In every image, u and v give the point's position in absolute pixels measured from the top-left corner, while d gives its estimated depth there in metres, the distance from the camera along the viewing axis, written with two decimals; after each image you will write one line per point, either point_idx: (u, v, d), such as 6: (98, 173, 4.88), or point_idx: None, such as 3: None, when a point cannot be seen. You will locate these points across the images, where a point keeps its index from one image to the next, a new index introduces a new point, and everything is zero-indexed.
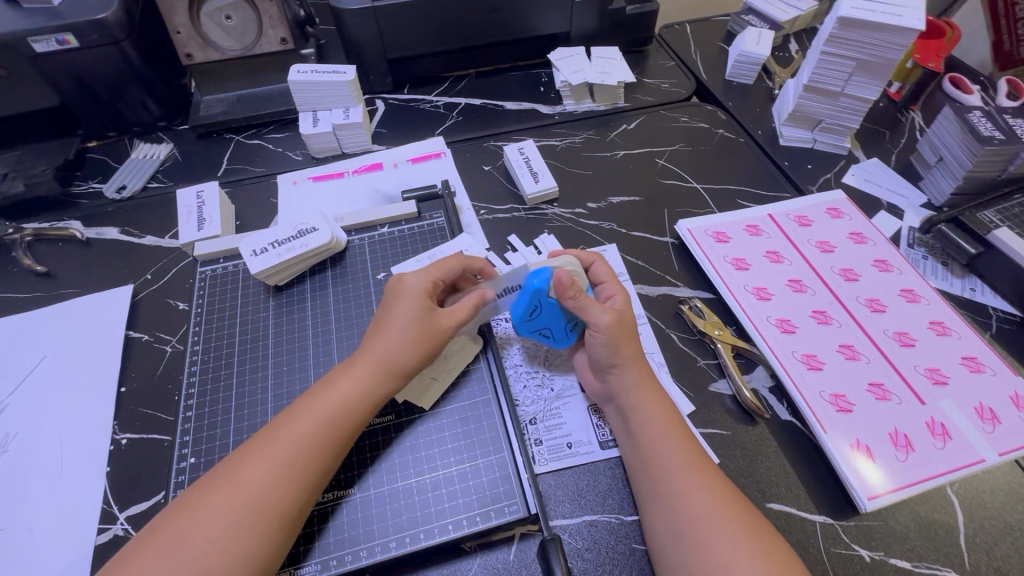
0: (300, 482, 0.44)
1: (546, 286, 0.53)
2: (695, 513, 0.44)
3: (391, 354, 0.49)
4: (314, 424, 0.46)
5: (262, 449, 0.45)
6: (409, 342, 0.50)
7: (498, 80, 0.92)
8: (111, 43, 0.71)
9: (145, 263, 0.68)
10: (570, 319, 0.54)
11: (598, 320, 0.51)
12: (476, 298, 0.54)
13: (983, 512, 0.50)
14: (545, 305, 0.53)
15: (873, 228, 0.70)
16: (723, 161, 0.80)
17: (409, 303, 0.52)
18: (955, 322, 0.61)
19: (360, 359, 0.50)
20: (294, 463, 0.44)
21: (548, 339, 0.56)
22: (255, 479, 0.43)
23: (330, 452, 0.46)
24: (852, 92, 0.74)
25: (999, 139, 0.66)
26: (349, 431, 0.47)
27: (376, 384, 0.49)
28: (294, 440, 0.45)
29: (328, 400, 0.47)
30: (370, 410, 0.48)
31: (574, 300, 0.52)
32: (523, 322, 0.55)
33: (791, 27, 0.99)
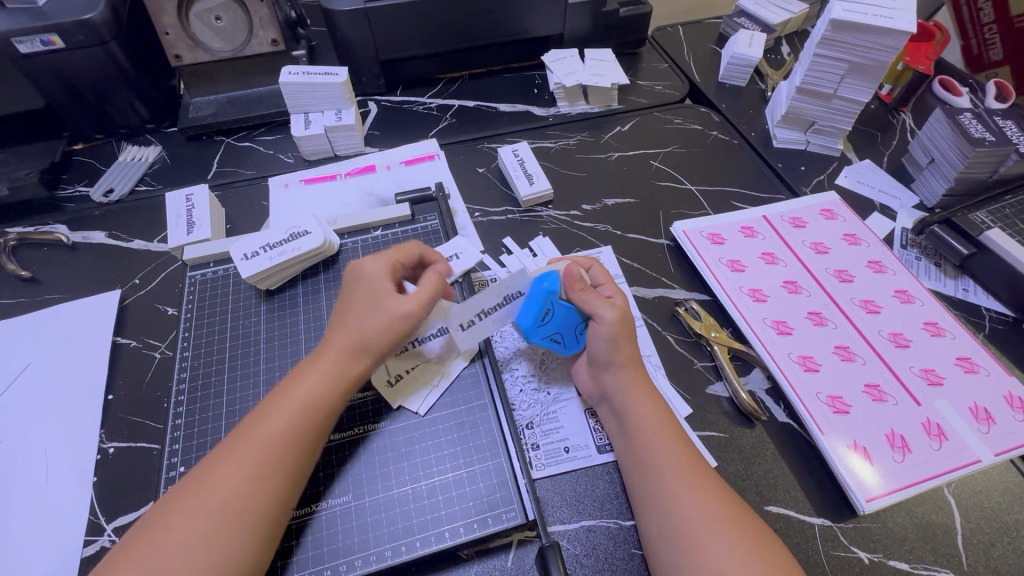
0: (274, 478, 0.43)
1: (558, 288, 0.53)
2: (694, 519, 0.43)
3: (357, 343, 0.49)
4: (283, 419, 0.45)
5: (234, 450, 0.44)
6: (373, 328, 0.50)
7: (492, 82, 0.92)
8: (97, 44, 0.70)
9: (134, 267, 0.67)
10: (580, 320, 0.54)
11: (603, 314, 0.51)
12: (433, 277, 0.53)
13: (979, 512, 0.50)
14: (557, 307, 0.53)
15: (867, 229, 0.70)
16: (717, 163, 0.81)
17: (371, 291, 0.51)
18: (949, 323, 0.61)
19: (324, 351, 0.49)
20: (266, 460, 0.43)
21: (558, 345, 0.55)
22: (227, 480, 0.42)
23: (302, 445, 0.45)
24: (844, 94, 0.75)
25: (990, 141, 0.67)
26: (320, 424, 0.47)
27: (343, 374, 0.49)
28: (264, 437, 0.44)
29: (296, 394, 0.47)
30: (339, 400, 0.48)
31: (582, 293, 0.52)
32: (534, 327, 0.54)
33: (783, 30, 0.99)
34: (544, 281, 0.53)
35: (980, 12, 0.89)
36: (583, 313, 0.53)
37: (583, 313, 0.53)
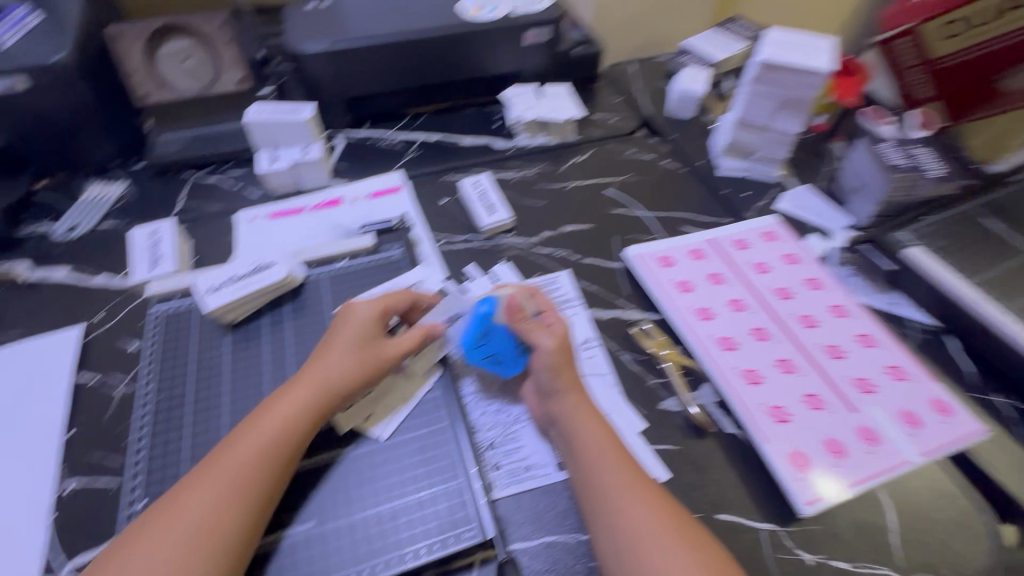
0: (240, 505, 0.44)
1: (494, 312, 0.57)
2: (642, 528, 0.46)
3: (334, 377, 0.52)
4: (255, 448, 0.47)
5: (203, 477, 0.46)
6: (353, 365, 0.53)
7: (455, 117, 0.96)
8: (63, 84, 0.72)
9: (97, 303, 0.67)
10: (518, 346, 0.57)
11: (542, 344, 0.55)
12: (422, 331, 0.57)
13: (913, 511, 0.53)
14: (493, 332, 0.57)
15: (804, 249, 0.76)
16: (668, 190, 0.86)
17: (354, 330, 0.55)
18: (881, 334, 0.66)
19: (299, 383, 0.52)
20: (236, 487, 0.45)
21: (497, 367, 0.58)
22: (194, 506, 0.44)
23: (272, 473, 0.47)
24: (778, 126, 0.81)
25: (904, 166, 0.74)
26: (289, 453, 0.48)
27: (315, 405, 0.50)
28: (232, 464, 0.46)
29: (268, 424, 0.49)
30: (311, 428, 0.50)
31: (520, 323, 0.56)
32: (472, 348, 0.58)
33: (727, 66, 1.06)
34: (481, 305, 0.58)
35: (903, 58, 0.89)
36: (524, 342, 0.57)
37: (524, 342, 0.57)
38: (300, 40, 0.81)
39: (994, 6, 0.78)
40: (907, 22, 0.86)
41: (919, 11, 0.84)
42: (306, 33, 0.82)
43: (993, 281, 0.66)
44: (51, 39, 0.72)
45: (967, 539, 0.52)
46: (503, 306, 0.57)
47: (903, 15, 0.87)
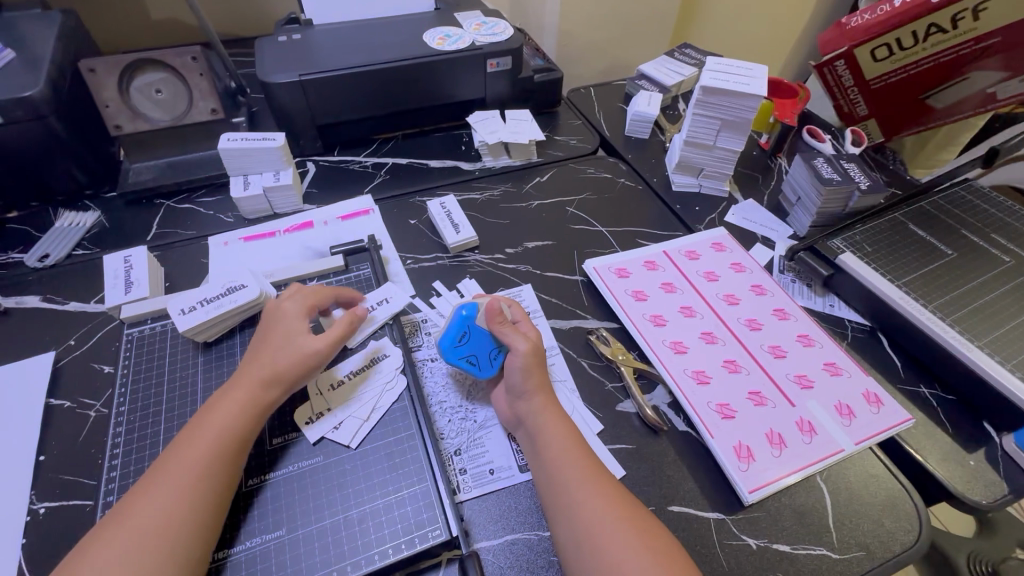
0: (191, 500, 0.47)
1: (474, 315, 0.62)
2: (595, 519, 0.49)
3: (270, 373, 0.55)
4: (200, 446, 0.50)
5: (154, 480, 0.48)
6: (288, 359, 0.56)
7: (423, 141, 1.01)
8: (35, 118, 0.74)
9: (69, 329, 0.69)
10: (495, 347, 0.62)
11: (518, 346, 0.59)
12: (348, 317, 0.61)
13: (847, 495, 0.58)
14: (473, 333, 0.62)
15: (749, 258, 0.81)
16: (625, 206, 0.91)
17: (287, 326, 0.59)
18: (818, 334, 0.71)
19: (238, 384, 0.55)
20: (185, 484, 0.48)
21: (472, 367, 0.61)
22: (147, 507, 0.46)
23: (219, 468, 0.49)
24: (723, 144, 0.88)
25: (837, 180, 0.80)
26: (235, 448, 0.51)
27: (256, 402, 0.54)
28: (181, 464, 0.49)
29: (212, 424, 0.52)
30: (254, 424, 0.53)
31: (501, 325, 0.61)
32: (451, 348, 0.61)
33: (678, 89, 1.14)
34: (462, 309, 0.63)
35: (841, 79, 0.99)
36: (502, 343, 0.61)
37: (502, 343, 0.61)
38: (270, 72, 0.84)
39: (915, 34, 0.86)
40: (841, 48, 0.95)
41: (850, 37, 0.93)
42: (276, 65, 0.85)
43: (916, 283, 0.72)
44: (24, 74, 0.74)
45: (897, 520, 0.56)
46: (485, 309, 0.62)
47: (836, 39, 0.95)
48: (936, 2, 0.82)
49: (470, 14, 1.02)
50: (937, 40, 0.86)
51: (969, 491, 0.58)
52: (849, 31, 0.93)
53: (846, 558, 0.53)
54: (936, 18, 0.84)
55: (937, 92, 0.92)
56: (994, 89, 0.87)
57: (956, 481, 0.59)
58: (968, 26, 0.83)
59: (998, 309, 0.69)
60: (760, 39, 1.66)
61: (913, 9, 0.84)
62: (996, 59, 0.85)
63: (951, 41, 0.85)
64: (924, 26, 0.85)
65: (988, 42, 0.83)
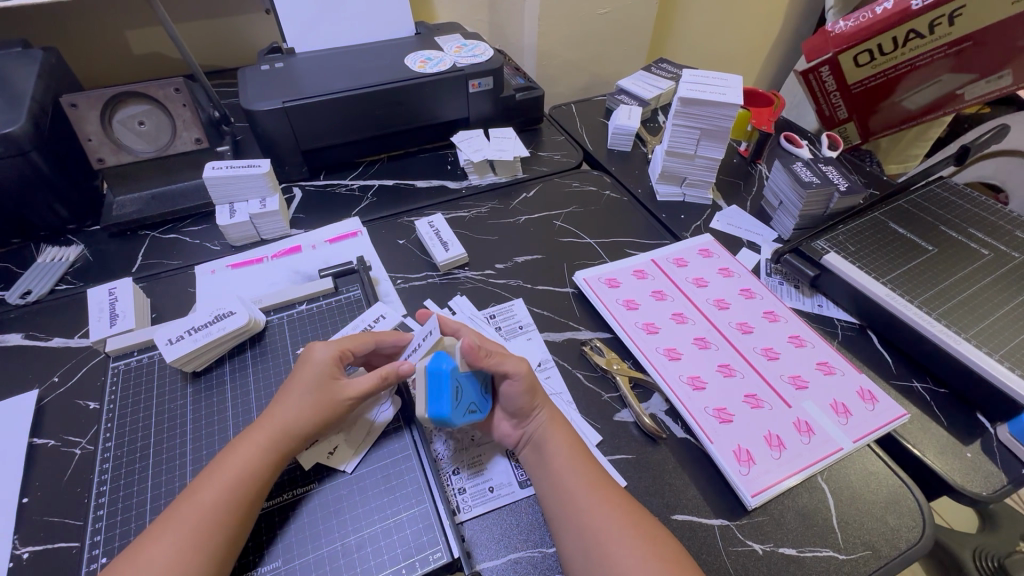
0: (199, 554, 0.45)
1: (453, 364, 0.56)
2: (605, 529, 0.49)
3: (292, 421, 0.53)
4: (210, 493, 0.48)
5: (162, 527, 0.47)
6: (309, 414, 0.54)
7: (408, 163, 1.02)
8: (17, 154, 0.73)
9: (53, 365, 0.67)
10: (480, 379, 0.58)
11: (517, 369, 0.57)
12: (376, 377, 0.56)
13: (849, 494, 0.58)
14: (461, 380, 0.56)
15: (737, 263, 0.82)
16: (612, 218, 0.92)
17: (313, 375, 0.56)
18: (809, 334, 0.72)
19: (258, 428, 0.53)
20: (193, 534, 0.46)
21: (476, 413, 0.57)
22: (156, 556, 0.45)
23: (229, 518, 0.47)
24: (704, 153, 0.89)
25: (816, 183, 0.82)
26: (249, 497, 0.49)
27: (274, 450, 0.52)
28: (194, 508, 0.47)
29: (224, 469, 0.50)
30: (268, 475, 0.51)
31: (487, 360, 0.56)
32: (454, 410, 0.55)
33: (657, 102, 1.17)
34: (438, 365, 0.55)
35: (826, 84, 1.02)
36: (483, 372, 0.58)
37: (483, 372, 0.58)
38: (254, 100, 0.84)
39: (896, 39, 0.89)
40: (826, 53, 0.96)
41: (834, 44, 0.94)
42: (260, 93, 0.85)
43: (901, 280, 0.73)
44: (5, 111, 0.74)
45: (901, 516, 0.56)
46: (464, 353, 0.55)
47: (820, 46, 0.97)
48: (917, 8, 0.84)
49: (449, 37, 1.04)
50: (915, 45, 0.89)
51: (968, 483, 0.58)
52: (834, 38, 0.94)
53: (853, 559, 0.53)
54: (915, 24, 0.86)
55: (912, 94, 0.96)
56: (963, 90, 0.92)
57: (956, 474, 0.59)
58: (944, 31, 0.86)
59: (980, 301, 0.70)
60: (734, 52, 1.70)
61: (895, 16, 0.86)
62: (966, 61, 0.88)
63: (928, 45, 0.88)
64: (904, 32, 0.88)
65: (961, 46, 0.87)
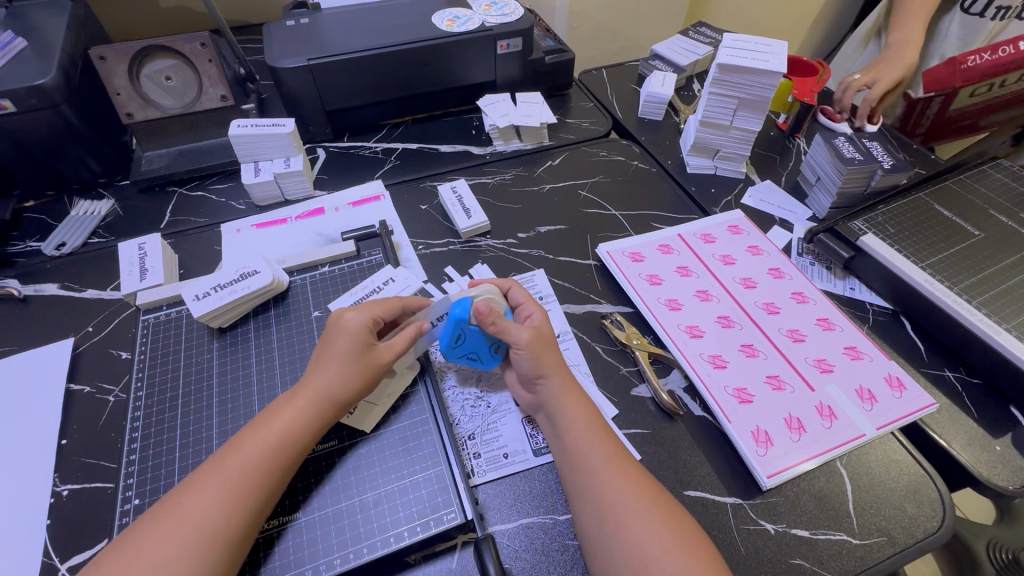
0: (240, 510, 0.47)
1: (466, 314, 0.57)
2: (620, 499, 0.49)
3: (334, 385, 0.54)
4: (254, 452, 0.50)
5: (206, 480, 0.48)
6: (351, 378, 0.54)
7: (433, 126, 1.00)
8: (48, 106, 0.74)
9: (88, 315, 0.70)
10: (493, 343, 0.59)
11: (518, 338, 0.57)
12: (415, 329, 0.59)
13: (868, 480, 0.57)
14: (468, 334, 0.58)
15: (767, 241, 0.79)
16: (638, 189, 0.89)
17: (349, 340, 0.56)
18: (839, 318, 0.69)
19: (299, 391, 0.54)
20: (235, 490, 0.47)
21: (475, 362, 0.61)
22: (198, 507, 0.46)
23: (270, 478, 0.49)
24: (740, 124, 0.85)
25: (858, 159, 0.78)
26: (289, 458, 0.50)
27: (317, 415, 0.53)
28: (236, 466, 0.49)
29: (267, 431, 0.51)
30: (309, 438, 0.52)
31: (495, 324, 0.56)
32: (450, 349, 0.59)
33: (692, 69, 1.11)
34: (453, 309, 0.57)
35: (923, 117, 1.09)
36: (497, 338, 0.58)
37: (497, 338, 0.58)
38: (279, 56, 0.83)
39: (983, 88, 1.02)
40: (952, 86, 0.99)
41: (962, 77, 0.98)
42: (285, 50, 0.84)
43: (939, 265, 0.70)
44: (36, 63, 0.74)
45: (921, 504, 0.55)
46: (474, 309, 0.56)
47: (943, 80, 1.00)
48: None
49: None
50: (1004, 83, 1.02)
51: (993, 475, 0.57)
52: (963, 70, 0.97)
53: (867, 544, 0.52)
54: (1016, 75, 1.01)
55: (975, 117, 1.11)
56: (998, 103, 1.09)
57: (982, 466, 0.58)
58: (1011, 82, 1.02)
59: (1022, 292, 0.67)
60: (778, 18, 1.61)
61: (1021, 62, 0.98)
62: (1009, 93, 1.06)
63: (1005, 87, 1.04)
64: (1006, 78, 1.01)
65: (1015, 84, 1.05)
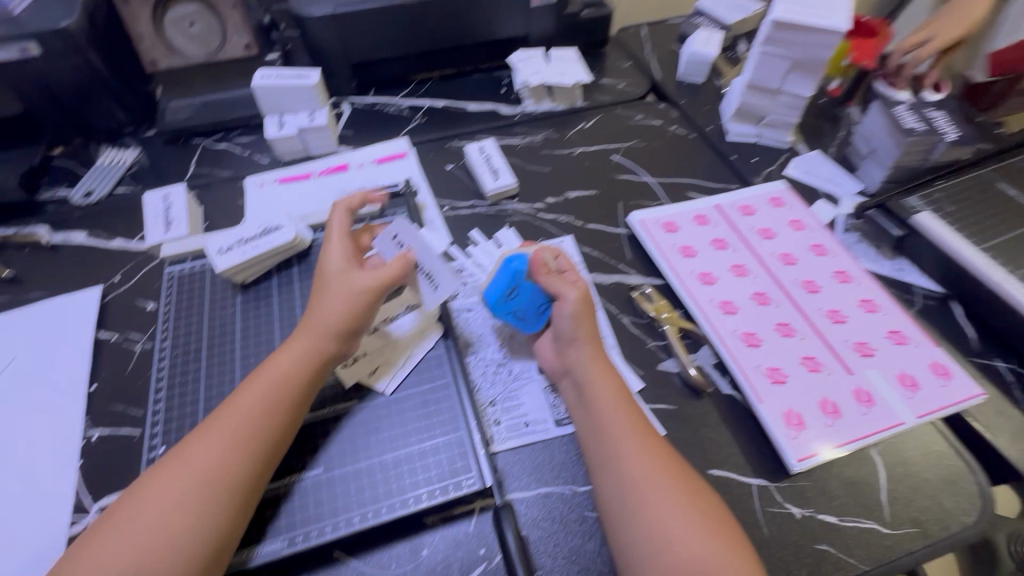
0: (245, 454, 0.47)
1: (525, 267, 0.59)
2: (645, 475, 0.48)
3: (325, 322, 0.54)
4: (254, 398, 0.50)
5: (210, 427, 0.48)
6: (339, 309, 0.54)
7: (461, 83, 0.95)
8: (73, 51, 0.73)
9: (114, 266, 0.70)
10: (544, 301, 0.59)
11: (568, 294, 0.56)
12: (400, 260, 0.57)
13: (904, 470, 0.55)
14: (521, 288, 0.58)
15: (810, 215, 0.75)
16: (675, 156, 0.85)
17: (333, 275, 0.56)
18: (883, 299, 0.65)
19: (297, 335, 0.54)
20: (238, 435, 0.48)
21: (519, 322, 0.60)
22: (203, 453, 0.46)
23: (273, 423, 0.49)
24: (790, 89, 0.79)
25: (920, 130, 0.72)
26: (290, 403, 0.50)
27: (312, 356, 0.53)
28: (239, 413, 0.49)
29: (266, 377, 0.51)
30: (308, 380, 0.52)
31: (549, 277, 0.58)
32: (498, 302, 0.59)
33: (740, 28, 1.03)
34: (512, 260, 0.59)
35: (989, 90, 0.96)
36: (551, 296, 0.58)
37: (551, 296, 0.58)
38: (306, 4, 0.80)
39: None
40: None
41: None
42: None
43: (1001, 249, 0.65)
44: (60, 4, 0.73)
45: (958, 497, 0.53)
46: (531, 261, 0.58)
47: None
48: None
49: None
50: None
51: None
52: None
53: (898, 534, 0.51)
54: None
55: None
56: None
57: None
58: None
59: None
60: None
61: None
62: None
63: None
64: None
65: None
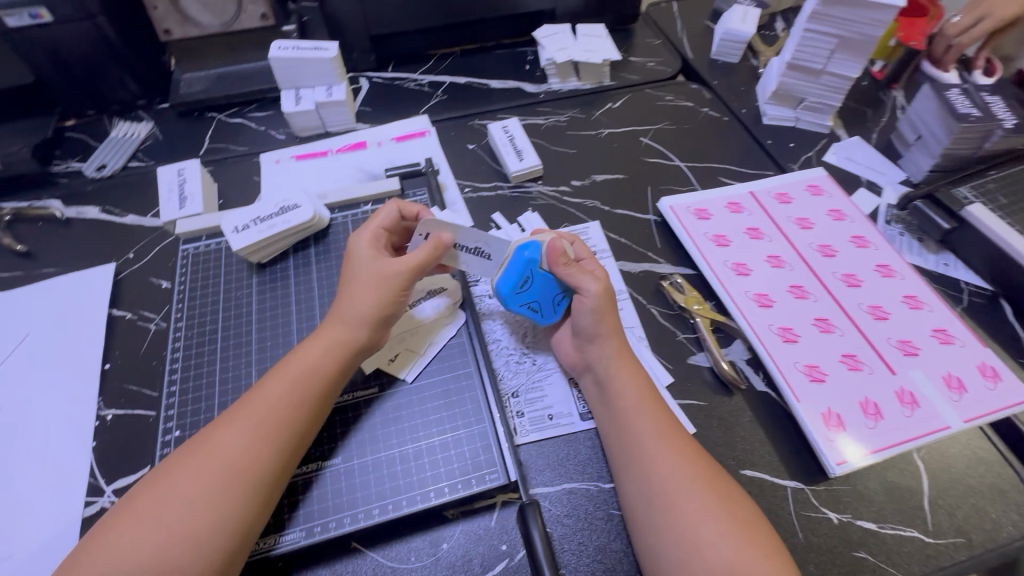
0: (271, 444, 0.45)
1: (538, 256, 0.55)
2: (677, 475, 0.46)
3: (355, 311, 0.51)
4: (281, 386, 0.48)
5: (236, 415, 0.47)
6: (369, 298, 0.51)
7: (483, 58, 0.91)
8: (85, 18, 0.70)
9: (128, 242, 0.68)
10: (560, 293, 0.55)
11: (589, 287, 0.52)
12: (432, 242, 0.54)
13: (947, 476, 0.52)
14: (536, 279, 0.55)
15: (851, 205, 0.71)
16: (707, 139, 0.81)
17: (364, 262, 0.53)
18: (928, 296, 0.62)
19: (326, 324, 0.52)
20: (264, 425, 0.46)
21: (534, 314, 0.56)
22: (228, 442, 0.45)
23: (299, 413, 0.47)
24: (834, 70, 0.75)
25: (975, 116, 0.67)
26: (317, 394, 0.49)
27: (341, 346, 0.51)
28: (265, 402, 0.47)
29: (294, 366, 0.49)
30: (336, 371, 0.50)
31: (567, 268, 0.53)
32: (512, 294, 0.55)
33: (778, 5, 0.98)
34: (525, 249, 0.55)
35: None
36: (568, 288, 0.54)
37: (568, 287, 0.54)
38: None
39: None
40: None
41: None
42: None
43: None
44: None
45: (1005, 507, 0.50)
46: (546, 251, 0.54)
47: None
48: None
49: None
50: None
51: None
52: None
53: (940, 543, 0.48)
54: None
55: None
56: None
57: None
58: None
59: None
60: None
61: None
62: None
63: None
64: None
65: None
